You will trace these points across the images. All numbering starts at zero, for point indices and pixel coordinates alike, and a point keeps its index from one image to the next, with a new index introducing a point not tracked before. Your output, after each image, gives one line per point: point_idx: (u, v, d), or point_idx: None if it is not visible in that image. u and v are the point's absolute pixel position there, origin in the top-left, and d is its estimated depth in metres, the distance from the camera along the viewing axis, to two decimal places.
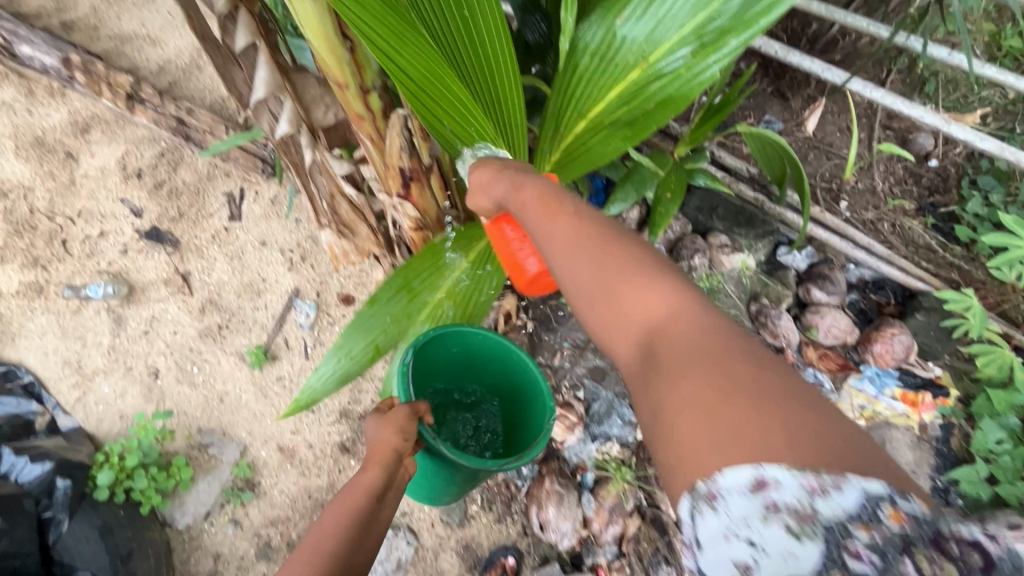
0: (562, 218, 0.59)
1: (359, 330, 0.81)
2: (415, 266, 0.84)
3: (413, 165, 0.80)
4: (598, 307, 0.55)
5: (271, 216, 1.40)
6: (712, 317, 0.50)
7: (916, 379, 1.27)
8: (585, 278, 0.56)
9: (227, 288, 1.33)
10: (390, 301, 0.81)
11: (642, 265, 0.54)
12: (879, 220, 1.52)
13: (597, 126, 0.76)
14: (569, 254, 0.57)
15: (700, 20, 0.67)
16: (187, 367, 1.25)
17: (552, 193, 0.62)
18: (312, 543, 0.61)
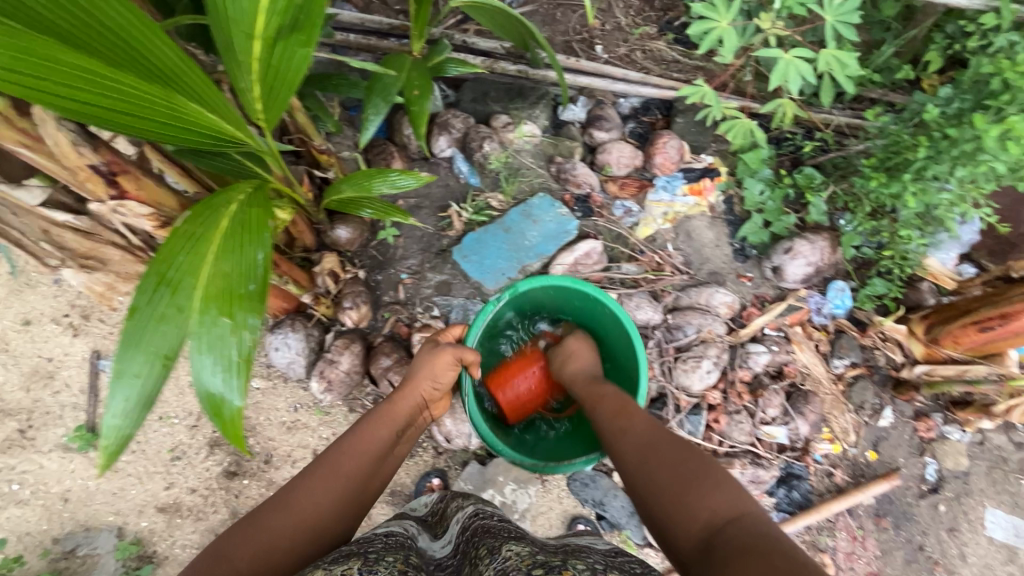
0: (637, 420, 0.82)
1: (129, 348, 0.65)
2: (167, 253, 0.70)
3: (107, 159, 0.70)
4: (659, 484, 0.69)
5: (21, 289, 1.16)
6: (736, 505, 0.62)
7: (695, 171, 1.44)
8: (649, 460, 0.73)
9: (8, 388, 1.13)
10: (151, 302, 0.67)
11: (689, 464, 0.70)
12: (631, 51, 1.65)
13: (272, 43, 0.66)
14: (639, 451, 0.76)
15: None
16: (5, 489, 1.08)
17: (627, 403, 0.86)
18: (346, 452, 0.79)
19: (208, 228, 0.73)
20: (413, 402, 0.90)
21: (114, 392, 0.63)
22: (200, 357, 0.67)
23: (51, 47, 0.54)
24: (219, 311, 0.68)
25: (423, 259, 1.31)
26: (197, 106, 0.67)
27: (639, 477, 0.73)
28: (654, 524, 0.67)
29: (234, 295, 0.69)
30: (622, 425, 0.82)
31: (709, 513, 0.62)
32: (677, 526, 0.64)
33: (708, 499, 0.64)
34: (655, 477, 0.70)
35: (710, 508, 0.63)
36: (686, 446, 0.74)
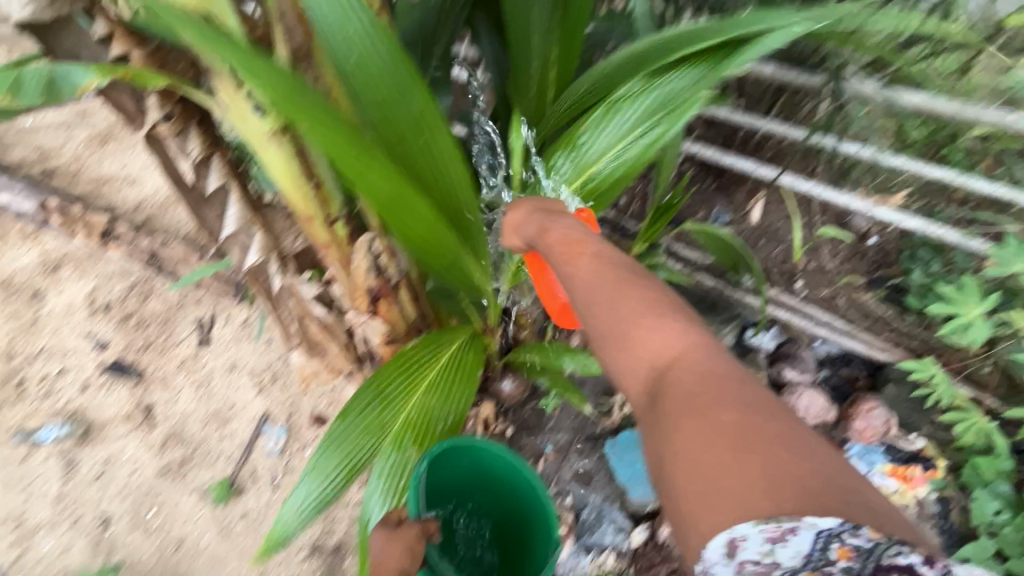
0: (583, 257, 0.61)
1: (331, 448, 0.76)
2: (388, 373, 0.82)
3: (380, 285, 0.84)
4: (603, 328, 0.54)
5: (242, 340, 1.36)
6: (706, 349, 0.49)
7: (902, 452, 1.26)
8: (591, 296, 0.56)
9: (191, 418, 1.27)
10: (363, 412, 0.78)
11: (637, 296, 0.54)
12: (835, 296, 1.47)
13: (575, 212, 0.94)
14: (583, 293, 0.58)
15: (647, 128, 0.89)
16: (142, 512, 1.17)
17: (581, 240, 0.65)
18: None
19: (431, 358, 0.86)
20: None
21: (301, 485, 0.73)
22: (379, 474, 0.78)
23: (417, 198, 0.68)
24: (411, 442, 0.80)
25: (570, 439, 1.25)
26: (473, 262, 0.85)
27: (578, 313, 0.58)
28: (608, 367, 0.54)
29: (428, 434, 0.81)
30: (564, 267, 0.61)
31: (655, 352, 0.50)
32: (633, 371, 0.52)
33: (651, 339, 0.51)
34: (592, 312, 0.56)
35: (653, 353, 0.50)
36: (622, 272, 0.57)
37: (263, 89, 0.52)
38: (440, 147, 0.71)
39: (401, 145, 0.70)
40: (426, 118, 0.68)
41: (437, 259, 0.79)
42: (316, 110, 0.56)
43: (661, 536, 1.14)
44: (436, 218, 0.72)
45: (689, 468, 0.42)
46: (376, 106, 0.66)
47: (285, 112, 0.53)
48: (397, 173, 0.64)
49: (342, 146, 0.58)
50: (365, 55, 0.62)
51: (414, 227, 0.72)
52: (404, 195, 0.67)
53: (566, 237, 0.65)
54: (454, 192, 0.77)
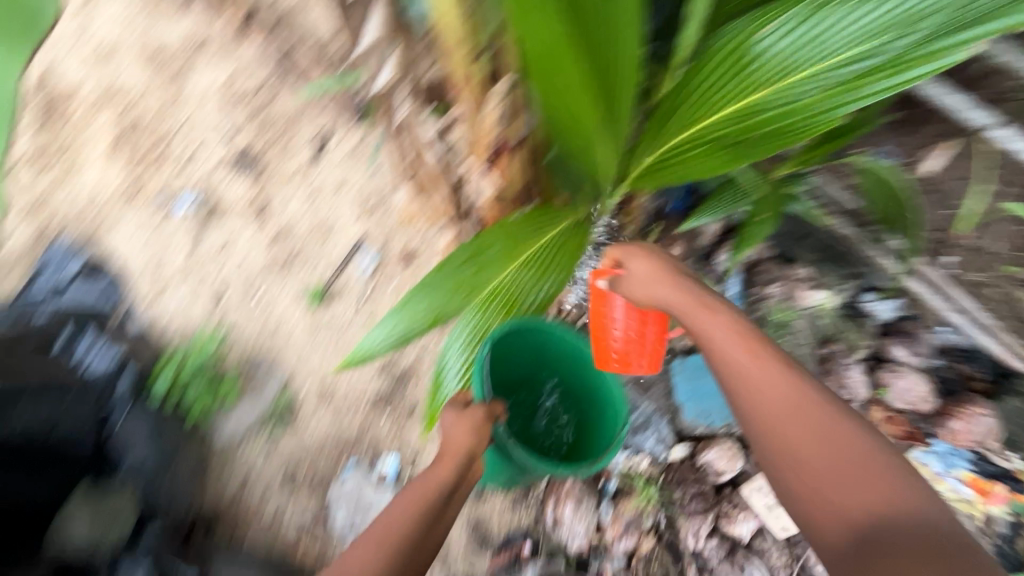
0: (766, 361, 0.62)
1: (424, 293, 0.77)
2: (488, 237, 0.80)
3: (505, 138, 0.81)
4: (802, 460, 0.58)
5: (354, 162, 1.39)
6: (907, 500, 0.54)
7: (991, 467, 1.15)
8: (785, 426, 0.59)
9: (299, 223, 1.35)
10: (458, 268, 0.78)
11: (834, 438, 0.58)
12: (986, 285, 1.19)
13: (695, 140, 0.80)
14: (780, 413, 0.60)
15: (860, 48, 0.69)
16: (251, 291, 1.27)
17: (742, 330, 0.65)
18: (385, 523, 0.68)
19: (535, 235, 0.83)
20: (455, 465, 0.75)
21: (390, 317, 0.77)
22: (461, 326, 0.82)
23: (563, 39, 0.63)
24: (498, 307, 0.82)
25: None
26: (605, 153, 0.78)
27: (765, 431, 0.61)
28: (794, 503, 0.59)
29: (515, 306, 0.83)
30: (750, 372, 0.62)
31: (864, 501, 0.54)
32: (831, 521, 0.55)
33: (853, 488, 0.55)
34: (794, 439, 0.59)
35: (852, 500, 0.55)
36: (807, 391, 0.60)
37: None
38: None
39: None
40: None
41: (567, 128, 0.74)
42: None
43: (705, 461, 1.12)
44: (580, 73, 0.67)
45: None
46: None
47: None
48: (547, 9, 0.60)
49: None
50: None
51: (553, 94, 0.70)
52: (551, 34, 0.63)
53: (741, 328, 0.65)
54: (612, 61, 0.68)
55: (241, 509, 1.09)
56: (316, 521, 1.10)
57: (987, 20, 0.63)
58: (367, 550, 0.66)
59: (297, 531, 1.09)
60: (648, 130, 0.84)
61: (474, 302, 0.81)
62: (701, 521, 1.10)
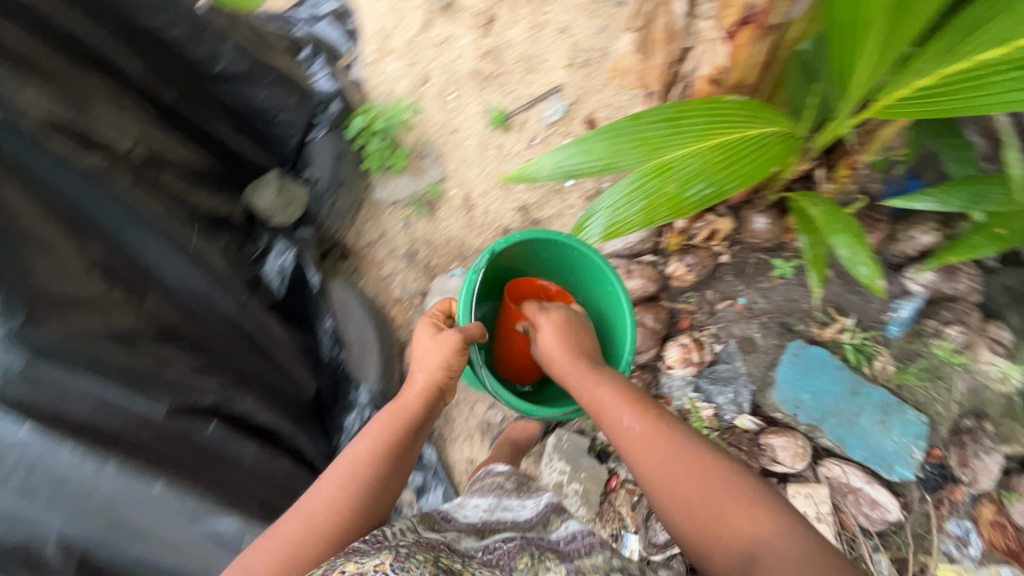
0: (642, 417, 0.71)
1: (608, 136, 0.76)
2: (696, 107, 0.77)
3: (765, 8, 0.72)
4: (686, 501, 0.63)
5: (585, 12, 1.36)
6: (761, 508, 0.61)
7: None
8: (662, 477, 0.65)
9: (513, 49, 1.38)
10: (652, 124, 0.76)
11: (700, 465, 0.65)
12: None
13: (1011, 63, 0.63)
14: (660, 462, 0.66)
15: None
16: (447, 91, 1.36)
17: (631, 393, 0.74)
18: (348, 460, 0.69)
19: (741, 125, 0.78)
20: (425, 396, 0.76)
21: (564, 147, 0.76)
22: (619, 190, 0.77)
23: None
24: (669, 181, 0.76)
25: (766, 312, 1.17)
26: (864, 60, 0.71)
27: (656, 491, 0.66)
28: (691, 543, 0.63)
29: (682, 191, 0.76)
30: (632, 434, 0.69)
31: (740, 527, 0.60)
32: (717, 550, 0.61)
33: (729, 515, 0.61)
34: (669, 484, 0.65)
35: (731, 528, 0.60)
36: (677, 434, 0.68)
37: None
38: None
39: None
40: None
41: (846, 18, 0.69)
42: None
43: (768, 443, 1.09)
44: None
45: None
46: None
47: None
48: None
49: None
50: None
51: None
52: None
53: (620, 390, 0.74)
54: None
55: (370, 254, 1.28)
56: (415, 297, 1.26)
57: None
58: (338, 485, 0.66)
59: (398, 297, 1.26)
60: (920, 53, 0.71)
61: (649, 165, 0.76)
62: None
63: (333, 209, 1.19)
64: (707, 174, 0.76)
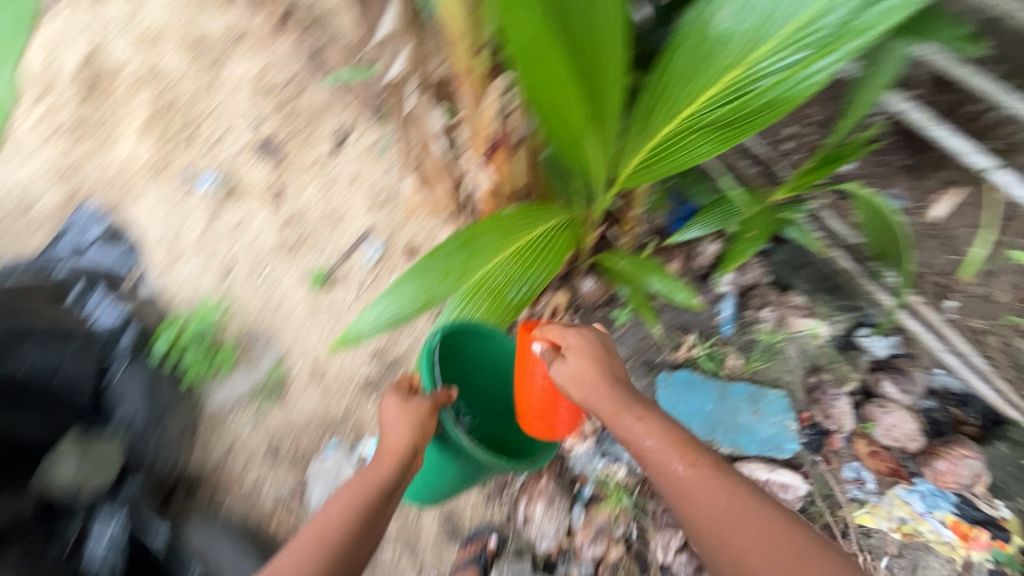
0: (702, 468, 0.66)
1: (414, 278, 0.79)
2: (482, 227, 0.85)
3: (502, 132, 0.84)
4: (756, 568, 0.61)
5: (368, 158, 1.45)
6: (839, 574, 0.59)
7: (976, 513, 1.13)
8: (728, 535, 0.63)
9: (312, 211, 1.40)
10: (449, 254, 0.81)
11: (771, 529, 0.62)
12: (987, 332, 1.26)
13: (688, 127, 0.82)
14: (727, 521, 0.63)
15: (823, 6, 0.67)
16: (258, 271, 1.33)
17: (677, 434, 0.69)
18: (322, 522, 0.67)
19: (525, 227, 0.87)
20: (399, 457, 0.73)
21: (377, 302, 0.78)
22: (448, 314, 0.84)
23: (553, 51, 0.69)
24: (486, 293, 0.85)
25: (628, 357, 1.27)
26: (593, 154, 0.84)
27: (721, 548, 0.63)
28: None
29: (502, 295, 0.87)
30: (693, 485, 0.65)
31: None
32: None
33: None
34: (739, 543, 0.62)
35: None
36: (738, 488, 0.65)
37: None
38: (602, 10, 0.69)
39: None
40: None
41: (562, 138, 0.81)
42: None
43: None
44: (562, 81, 0.72)
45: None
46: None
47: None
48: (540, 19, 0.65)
49: None
50: None
51: (539, 92, 0.72)
52: (544, 49, 0.68)
53: (676, 433, 0.69)
54: (598, 69, 0.74)
55: (227, 472, 1.13)
56: (293, 495, 1.12)
57: None
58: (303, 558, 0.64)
59: (273, 503, 1.11)
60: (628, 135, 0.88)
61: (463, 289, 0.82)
62: (672, 534, 1.09)
63: (162, 446, 1.02)
64: (516, 277, 0.87)
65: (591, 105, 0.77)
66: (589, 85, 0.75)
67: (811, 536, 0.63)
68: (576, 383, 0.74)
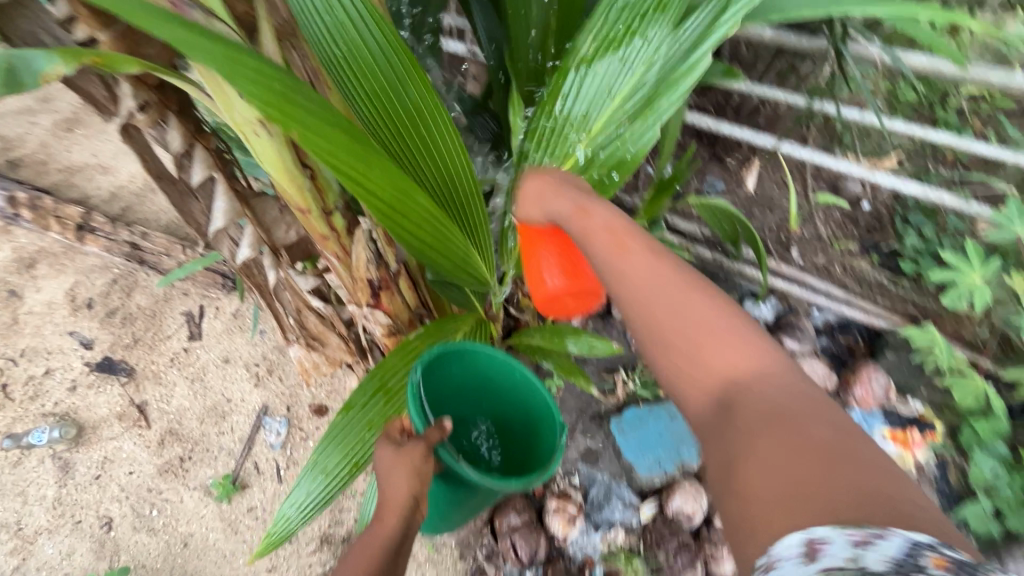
0: (638, 252, 0.57)
1: (333, 445, 0.74)
2: (390, 364, 0.78)
3: (382, 276, 0.80)
4: (675, 341, 0.53)
5: (234, 332, 1.32)
6: (776, 372, 0.50)
7: (900, 417, 1.27)
8: (654, 307, 0.55)
9: (189, 414, 1.24)
10: (366, 407, 0.75)
11: (704, 309, 0.53)
12: (830, 263, 1.52)
13: None
14: (650, 290, 0.55)
15: (634, 85, 0.77)
16: (145, 512, 1.15)
17: (620, 225, 0.60)
18: None
19: None
20: (400, 516, 0.61)
21: (301, 482, 0.75)
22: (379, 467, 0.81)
23: (415, 192, 0.63)
24: None
25: (576, 419, 1.25)
26: (483, 266, 0.78)
27: (633, 314, 0.57)
28: (660, 377, 0.55)
29: None
30: (618, 266, 0.57)
31: (729, 366, 0.51)
32: (688, 385, 0.53)
33: (722, 352, 0.52)
34: (662, 323, 0.54)
35: (733, 371, 0.51)
36: (689, 276, 0.56)
37: (252, 95, 0.48)
38: (440, 138, 0.66)
39: (400, 132, 0.66)
40: (419, 103, 0.64)
41: (450, 266, 0.74)
42: (312, 120, 0.52)
43: (674, 507, 1.09)
44: (435, 217, 0.66)
45: (763, 481, 0.44)
46: (366, 96, 0.63)
47: (281, 120, 0.50)
48: (392, 168, 0.60)
49: (327, 141, 0.53)
50: (351, 31, 0.59)
51: (409, 232, 0.66)
52: (406, 193, 0.62)
53: (613, 224, 0.60)
54: (461, 192, 0.70)
55: None
56: None
57: (686, 57, 0.75)
58: None
59: None
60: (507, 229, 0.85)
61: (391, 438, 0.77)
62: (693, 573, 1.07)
63: None
64: None
65: (466, 226, 0.73)
66: (450, 205, 0.72)
67: (756, 331, 0.53)
68: (536, 212, 0.67)
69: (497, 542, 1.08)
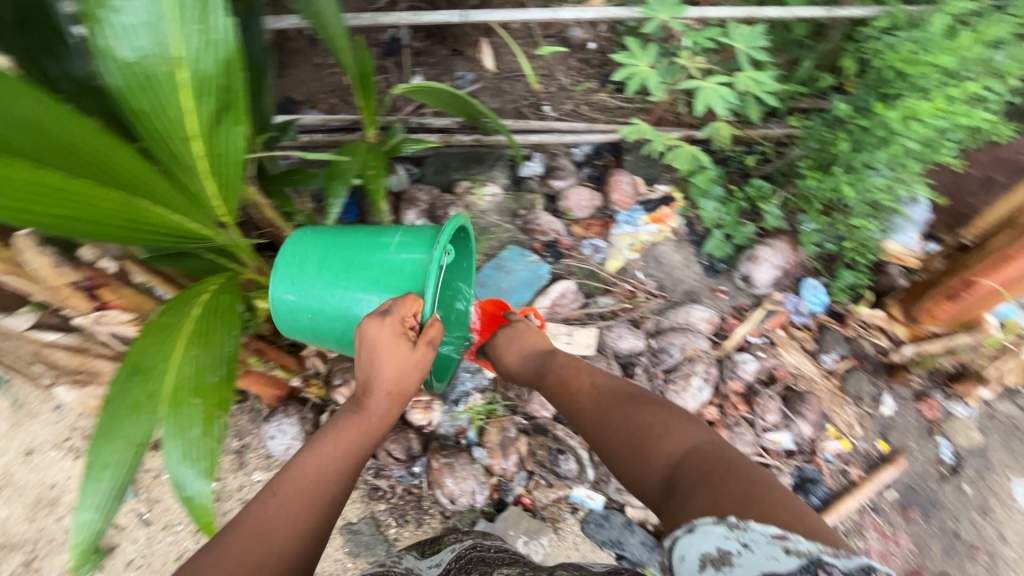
0: (584, 388, 0.94)
1: (103, 439, 0.74)
2: (139, 346, 0.79)
3: (90, 275, 0.81)
4: (624, 442, 0.81)
5: (22, 421, 1.18)
6: (692, 437, 0.75)
7: (652, 201, 1.50)
8: (605, 422, 0.86)
9: (10, 522, 1.13)
10: (124, 392, 0.76)
11: (638, 409, 0.84)
12: (575, 105, 1.70)
13: (210, 134, 0.76)
14: (601, 413, 0.88)
15: None
16: None
17: (571, 375, 0.97)
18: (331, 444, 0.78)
19: (178, 318, 0.82)
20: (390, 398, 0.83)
21: (88, 486, 0.72)
22: (170, 442, 0.75)
23: (9, 161, 0.61)
24: (189, 396, 0.77)
25: None
26: (170, 213, 0.78)
27: (600, 439, 0.86)
28: (633, 480, 0.79)
29: (205, 382, 0.78)
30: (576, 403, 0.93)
31: (665, 442, 0.77)
32: (646, 470, 0.76)
33: (655, 441, 0.78)
34: (615, 438, 0.83)
35: (662, 444, 0.76)
36: (633, 396, 0.88)
37: None
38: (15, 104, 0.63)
39: None
40: None
41: (126, 225, 0.74)
42: None
43: None
44: (55, 179, 0.65)
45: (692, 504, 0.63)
46: None
47: None
48: None
49: None
50: None
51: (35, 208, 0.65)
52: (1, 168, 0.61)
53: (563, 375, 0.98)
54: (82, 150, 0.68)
55: None
56: None
57: None
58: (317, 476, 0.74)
59: None
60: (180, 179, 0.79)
61: (160, 409, 0.76)
62: None
63: None
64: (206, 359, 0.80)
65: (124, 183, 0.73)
66: (87, 169, 0.70)
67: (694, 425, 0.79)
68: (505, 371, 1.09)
69: (375, 457, 1.17)
